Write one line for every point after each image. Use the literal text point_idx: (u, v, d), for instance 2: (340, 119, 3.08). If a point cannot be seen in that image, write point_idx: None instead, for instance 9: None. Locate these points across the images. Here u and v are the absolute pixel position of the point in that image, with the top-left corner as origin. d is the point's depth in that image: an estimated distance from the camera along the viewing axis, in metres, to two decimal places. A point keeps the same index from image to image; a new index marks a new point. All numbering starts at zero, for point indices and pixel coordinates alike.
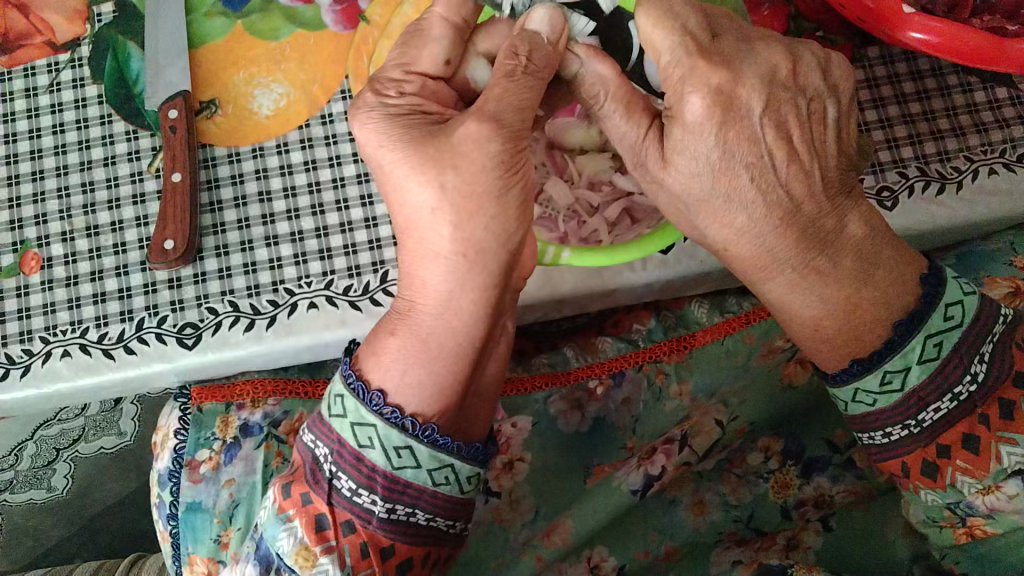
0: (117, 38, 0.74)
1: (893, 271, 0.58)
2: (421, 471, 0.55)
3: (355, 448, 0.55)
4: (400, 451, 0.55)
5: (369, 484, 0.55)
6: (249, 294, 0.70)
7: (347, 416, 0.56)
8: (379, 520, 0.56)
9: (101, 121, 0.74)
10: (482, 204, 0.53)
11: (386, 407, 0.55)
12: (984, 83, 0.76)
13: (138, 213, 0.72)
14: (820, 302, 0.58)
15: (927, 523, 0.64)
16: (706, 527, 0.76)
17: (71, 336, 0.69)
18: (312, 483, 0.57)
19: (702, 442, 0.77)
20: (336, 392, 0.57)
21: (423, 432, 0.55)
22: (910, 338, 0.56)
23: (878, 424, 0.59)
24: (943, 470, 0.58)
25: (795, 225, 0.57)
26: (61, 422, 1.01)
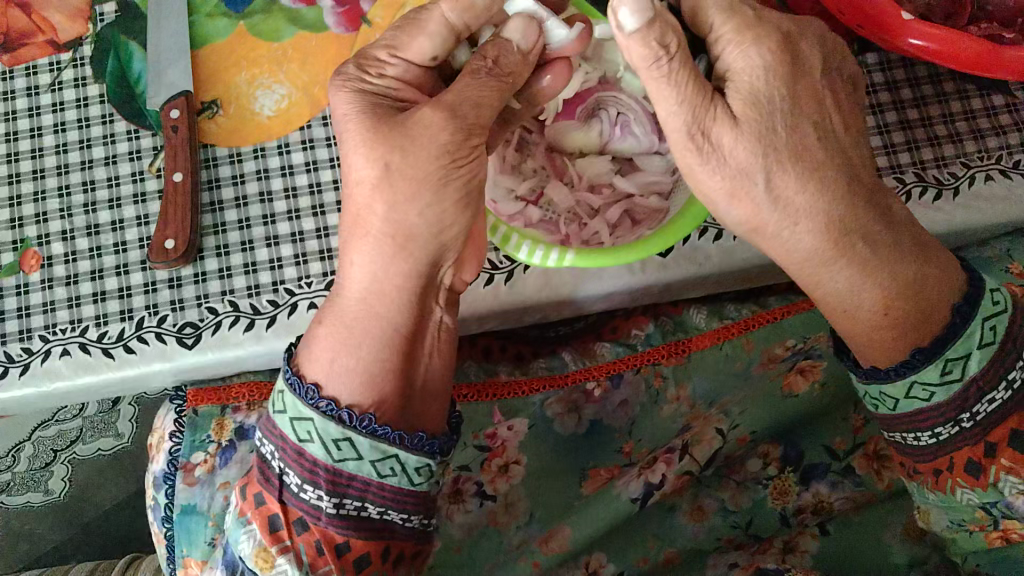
0: (120, 38, 0.75)
1: (938, 251, 0.60)
2: (364, 462, 0.55)
3: (296, 443, 0.56)
4: (340, 444, 0.55)
5: (312, 479, 0.55)
6: (249, 294, 0.70)
7: (286, 411, 0.56)
8: (328, 516, 0.56)
9: (103, 120, 0.74)
10: (419, 187, 0.54)
11: (321, 400, 0.56)
12: (981, 91, 0.76)
13: (139, 213, 0.72)
14: (887, 285, 0.58)
15: (955, 528, 0.66)
16: (704, 533, 0.76)
17: (71, 334, 0.69)
18: (263, 483, 0.58)
19: (703, 451, 0.77)
20: (278, 390, 0.58)
21: (361, 423, 0.55)
22: (971, 321, 0.57)
23: (928, 423, 0.59)
24: (987, 469, 0.60)
25: (863, 202, 0.57)
26: (58, 419, 1.02)
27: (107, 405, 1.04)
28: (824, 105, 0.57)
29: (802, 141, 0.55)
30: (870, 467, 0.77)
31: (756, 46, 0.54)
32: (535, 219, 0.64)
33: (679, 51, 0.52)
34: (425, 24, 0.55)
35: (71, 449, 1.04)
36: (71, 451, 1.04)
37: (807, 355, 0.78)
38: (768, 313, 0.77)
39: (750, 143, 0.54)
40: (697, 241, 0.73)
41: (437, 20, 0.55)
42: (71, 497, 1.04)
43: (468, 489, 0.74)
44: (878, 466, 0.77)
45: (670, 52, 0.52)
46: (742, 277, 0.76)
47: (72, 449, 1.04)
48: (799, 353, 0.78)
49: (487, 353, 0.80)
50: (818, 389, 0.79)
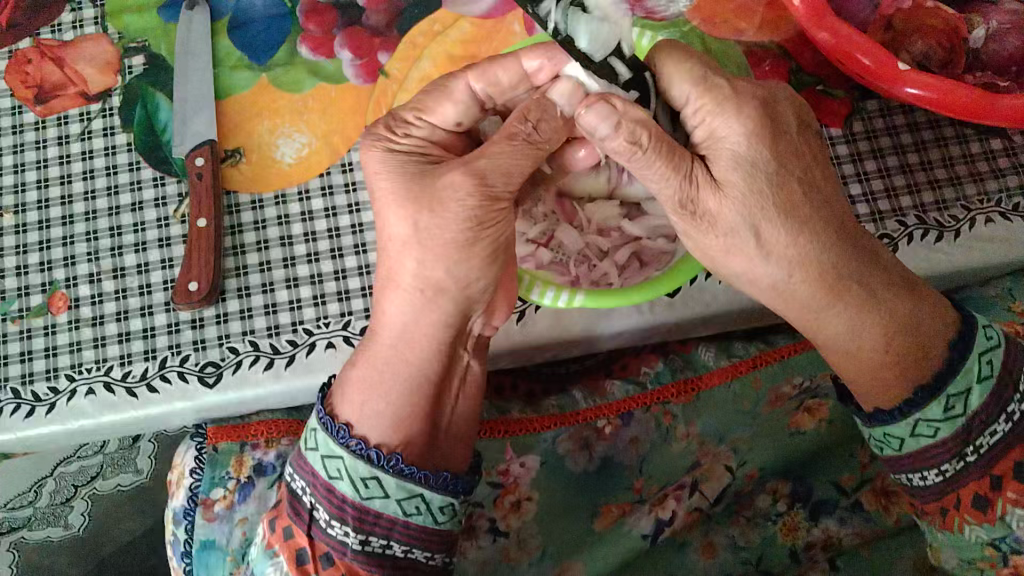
0: (148, 89, 0.78)
1: (930, 291, 0.63)
2: (389, 501, 0.57)
3: (326, 480, 0.58)
4: (367, 482, 0.57)
5: (340, 515, 0.58)
6: (269, 335, 0.72)
7: (318, 449, 0.59)
8: (353, 552, 0.58)
9: (130, 167, 0.77)
10: (446, 248, 0.57)
11: (352, 439, 0.58)
12: (980, 135, 0.78)
13: (164, 256, 0.75)
14: (883, 327, 0.61)
15: (965, 566, 0.67)
16: (716, 569, 0.79)
17: (96, 374, 0.71)
18: (292, 516, 0.60)
19: (712, 488, 0.79)
20: (310, 428, 0.61)
21: (387, 462, 0.58)
22: (967, 357, 0.60)
23: (934, 460, 0.61)
24: (995, 503, 0.61)
25: (853, 249, 0.60)
26: (81, 462, 1.00)
27: (126, 441, 1.00)
28: (806, 159, 0.59)
29: (793, 195, 0.58)
30: (878, 503, 0.80)
31: (731, 114, 0.56)
32: (546, 261, 0.67)
33: (651, 141, 0.54)
34: (452, 91, 0.60)
35: (90, 484, 1.03)
36: (90, 487, 1.03)
37: (814, 394, 0.79)
38: (773, 352, 0.78)
39: (751, 188, 0.57)
40: (704, 282, 0.75)
41: (462, 88, 0.59)
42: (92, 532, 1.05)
43: (481, 526, 0.75)
44: (885, 502, 0.80)
45: (643, 146, 0.54)
46: (749, 318, 0.78)
47: (91, 484, 1.03)
48: (806, 392, 0.79)
49: (500, 391, 0.82)
50: (825, 426, 0.80)
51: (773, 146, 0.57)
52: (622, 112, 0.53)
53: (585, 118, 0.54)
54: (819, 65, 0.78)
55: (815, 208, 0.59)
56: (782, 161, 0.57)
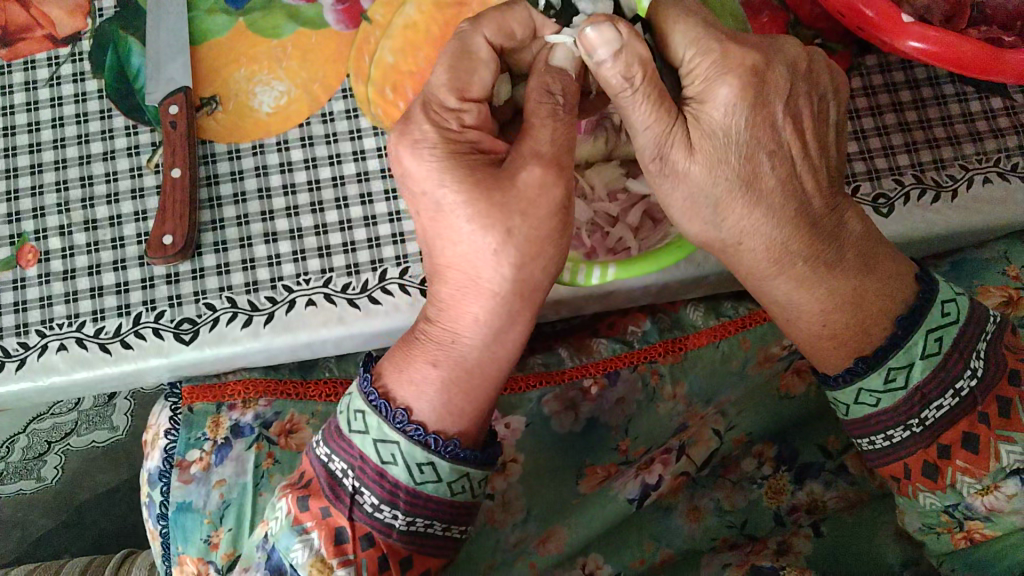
0: (119, 33, 0.74)
1: (890, 265, 0.59)
2: (441, 484, 0.56)
3: (378, 464, 0.56)
4: (423, 468, 0.56)
5: (391, 500, 0.56)
6: (247, 291, 0.70)
7: (369, 432, 0.56)
8: (399, 533, 0.57)
9: (101, 115, 0.74)
10: (519, 243, 0.54)
11: (409, 425, 0.56)
12: (979, 93, 0.76)
13: (137, 208, 0.72)
14: (826, 298, 0.59)
15: (925, 530, 0.64)
16: (700, 533, 0.75)
17: (67, 330, 0.69)
18: (331, 498, 0.57)
19: (700, 451, 0.78)
20: (354, 408, 0.58)
21: (445, 447, 0.56)
22: (913, 333, 0.58)
23: (879, 427, 0.60)
24: (944, 470, 0.60)
25: (806, 221, 0.58)
26: (53, 412, 0.99)
27: (104, 398, 1.01)
28: (785, 133, 0.56)
29: (757, 166, 0.56)
30: (863, 466, 0.75)
31: (722, 83, 0.54)
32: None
33: (644, 82, 0.52)
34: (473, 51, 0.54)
35: (64, 441, 1.02)
36: (65, 443, 1.02)
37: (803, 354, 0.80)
38: (762, 312, 0.79)
39: (716, 155, 0.55)
40: None
41: (481, 44, 0.55)
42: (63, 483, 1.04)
43: None
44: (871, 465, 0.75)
45: (635, 81, 0.52)
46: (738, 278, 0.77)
47: (66, 441, 1.02)
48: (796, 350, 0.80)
49: None
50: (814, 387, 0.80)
51: (752, 121, 0.55)
52: (625, 40, 0.50)
53: (586, 35, 0.51)
54: (818, 17, 0.76)
55: (766, 181, 0.56)
56: (750, 134, 0.55)
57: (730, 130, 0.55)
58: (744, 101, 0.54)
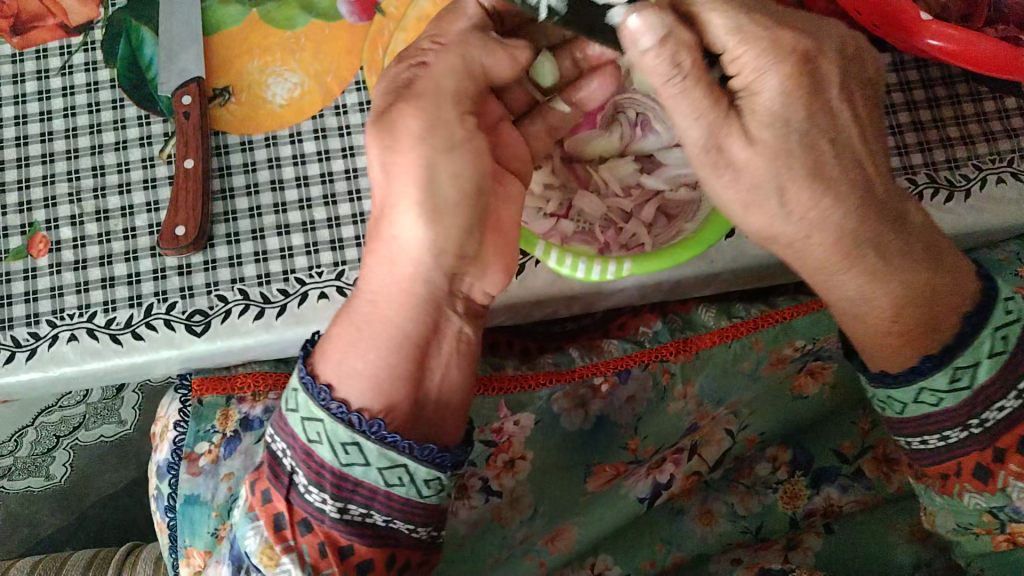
0: (131, 22, 0.74)
1: (952, 258, 0.60)
2: (370, 469, 0.55)
3: (305, 443, 0.56)
4: (347, 448, 0.55)
5: (318, 482, 0.56)
6: (260, 283, 0.70)
7: (298, 410, 0.56)
8: (332, 521, 0.56)
9: (113, 105, 0.74)
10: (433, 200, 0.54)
11: (333, 402, 0.56)
12: (993, 93, 0.76)
13: (149, 198, 0.72)
14: (895, 291, 0.59)
15: (961, 530, 0.67)
16: (712, 538, 0.80)
17: (78, 320, 0.69)
18: (271, 479, 0.58)
19: (711, 451, 0.81)
20: (293, 387, 0.58)
21: (369, 428, 0.55)
22: (979, 329, 0.57)
23: (936, 427, 0.60)
24: (996, 474, 0.60)
25: (878, 211, 0.57)
26: (61, 406, 0.94)
27: (110, 392, 0.98)
28: (837, 119, 0.55)
29: (821, 159, 0.55)
30: (879, 471, 0.80)
31: (773, 74, 0.52)
32: (569, 233, 0.66)
33: (691, 68, 0.51)
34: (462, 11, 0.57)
35: (72, 436, 0.99)
36: (73, 439, 1.00)
37: (816, 356, 0.80)
38: (775, 314, 0.77)
39: (779, 146, 0.53)
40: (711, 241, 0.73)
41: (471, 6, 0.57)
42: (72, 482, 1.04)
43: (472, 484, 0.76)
44: (886, 470, 0.80)
45: (683, 69, 0.51)
46: (752, 277, 0.77)
47: (73, 436, 0.99)
48: (808, 353, 0.79)
49: (494, 348, 0.81)
50: (825, 387, 0.81)
51: (808, 108, 0.53)
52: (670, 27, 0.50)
53: (630, 24, 0.50)
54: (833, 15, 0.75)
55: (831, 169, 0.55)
56: (810, 123, 0.54)
57: (786, 120, 0.53)
58: (795, 90, 0.53)
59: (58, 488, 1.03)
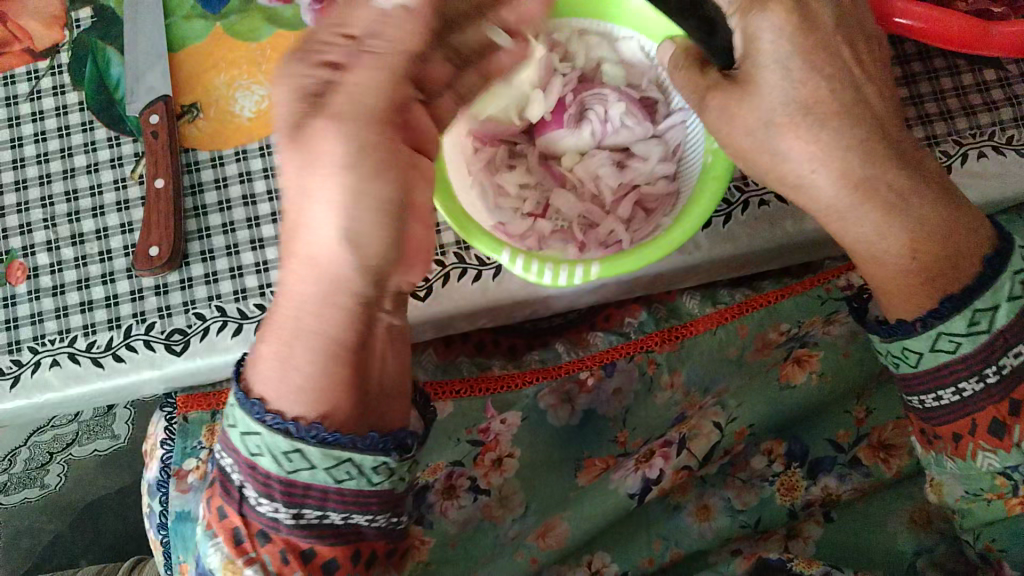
0: (96, 43, 0.74)
1: (970, 206, 0.56)
2: (317, 471, 0.53)
3: (247, 457, 0.53)
4: (290, 456, 0.52)
5: (268, 492, 0.53)
6: (237, 299, 0.70)
7: (237, 427, 0.54)
8: (288, 526, 0.54)
9: (83, 128, 0.74)
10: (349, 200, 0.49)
11: (268, 414, 0.53)
12: (972, 65, 0.74)
13: (123, 220, 0.72)
14: (912, 228, 0.55)
15: (971, 497, 0.64)
16: (711, 534, 0.77)
17: (60, 345, 0.69)
18: (223, 496, 0.56)
19: (701, 445, 0.77)
20: (230, 403, 0.56)
21: (309, 433, 0.52)
22: (1001, 271, 0.55)
23: (950, 378, 0.57)
24: (1011, 428, 0.57)
25: (884, 147, 0.54)
26: (54, 426, 0.98)
27: (102, 408, 1.01)
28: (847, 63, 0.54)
29: (818, 91, 0.52)
30: (875, 457, 0.78)
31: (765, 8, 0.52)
32: (547, 232, 0.65)
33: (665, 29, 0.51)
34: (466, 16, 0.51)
35: (66, 450, 1.02)
36: (67, 452, 1.03)
37: (801, 343, 0.80)
38: (762, 296, 0.79)
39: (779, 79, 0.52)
40: None
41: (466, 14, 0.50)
42: (66, 491, 1.05)
43: (460, 484, 0.76)
44: (883, 455, 0.78)
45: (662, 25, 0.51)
46: (733, 268, 0.77)
47: (68, 450, 1.02)
48: (794, 339, 0.80)
49: (480, 347, 0.82)
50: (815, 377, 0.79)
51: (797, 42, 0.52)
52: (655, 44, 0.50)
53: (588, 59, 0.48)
54: None
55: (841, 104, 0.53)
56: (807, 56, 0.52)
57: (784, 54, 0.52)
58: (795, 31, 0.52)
59: (52, 495, 1.05)
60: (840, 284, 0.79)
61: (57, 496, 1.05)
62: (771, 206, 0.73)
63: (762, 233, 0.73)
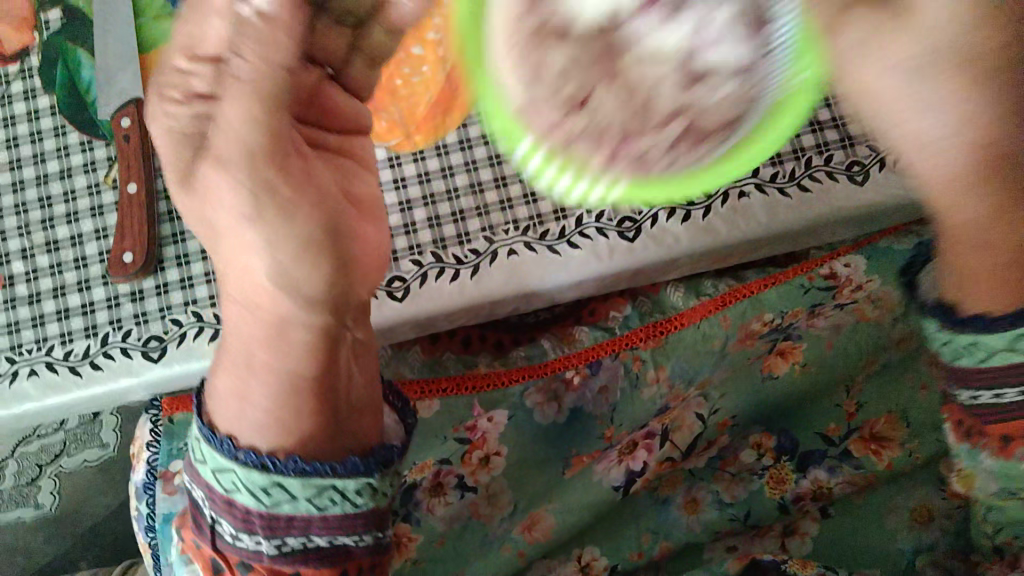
0: (66, 46, 0.73)
1: None
2: (299, 503, 0.48)
3: (223, 493, 0.49)
4: (268, 491, 0.48)
5: (247, 527, 0.49)
6: (213, 304, 0.70)
7: (207, 463, 0.50)
8: (271, 557, 0.49)
9: (55, 132, 0.73)
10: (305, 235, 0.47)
11: (239, 450, 0.48)
12: None
13: (97, 226, 0.71)
14: (972, 219, 0.52)
15: (1004, 495, 0.60)
16: (699, 526, 0.78)
17: (37, 354, 0.69)
18: (196, 528, 0.53)
19: (683, 436, 0.79)
20: (196, 436, 0.52)
21: (286, 464, 0.47)
22: None
23: (1000, 379, 0.52)
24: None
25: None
26: (39, 434, 1.00)
27: (89, 414, 1.01)
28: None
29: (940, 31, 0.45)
30: (867, 450, 0.79)
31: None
32: None
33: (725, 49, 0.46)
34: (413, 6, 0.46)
35: (55, 463, 1.00)
36: (56, 465, 1.00)
37: (787, 336, 0.79)
38: (743, 288, 0.78)
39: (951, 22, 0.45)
40: (666, 224, 0.72)
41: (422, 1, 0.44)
42: (63, 510, 1.00)
43: (447, 481, 0.76)
44: (874, 447, 0.79)
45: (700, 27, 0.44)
46: (714, 259, 0.76)
47: (56, 463, 1.00)
48: (778, 330, 0.78)
49: (467, 344, 0.80)
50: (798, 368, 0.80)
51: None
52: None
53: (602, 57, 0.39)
54: None
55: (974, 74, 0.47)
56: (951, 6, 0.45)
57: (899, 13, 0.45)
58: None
59: (49, 518, 1.00)
60: (823, 274, 0.78)
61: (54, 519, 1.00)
62: (751, 198, 0.72)
63: (742, 225, 0.72)
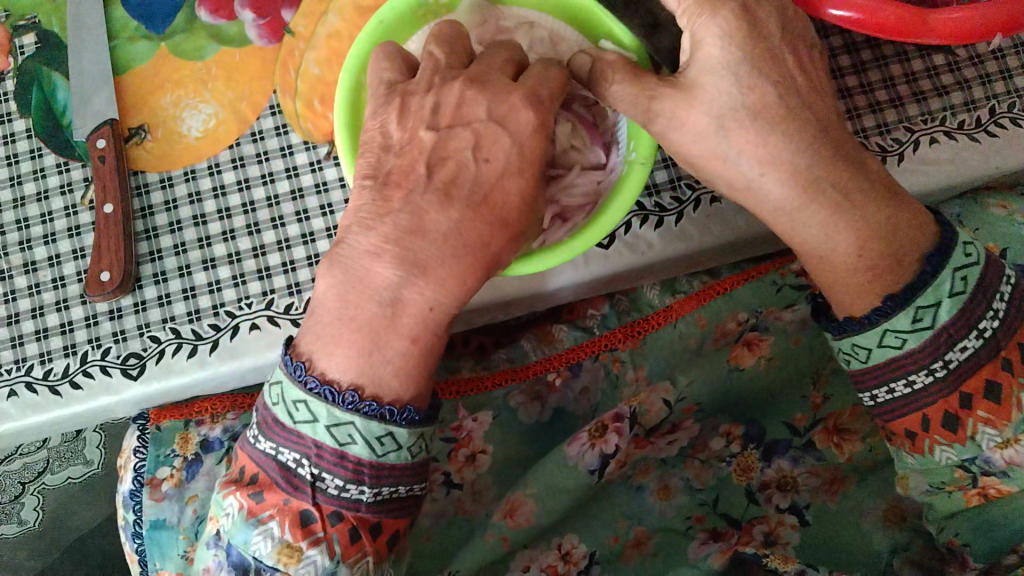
0: (41, 69, 0.74)
1: (908, 213, 0.57)
2: (402, 451, 0.55)
3: (336, 448, 0.54)
4: (382, 440, 0.54)
5: (357, 478, 0.55)
6: (191, 320, 0.70)
7: (319, 421, 0.54)
8: (368, 505, 0.56)
9: (31, 154, 0.73)
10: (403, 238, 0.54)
11: (361, 402, 0.54)
12: (919, 52, 0.74)
13: (75, 246, 0.72)
14: (855, 229, 0.56)
15: (934, 490, 0.64)
16: (673, 512, 0.77)
17: (16, 375, 0.69)
18: (290, 489, 0.56)
19: (650, 421, 0.77)
20: (277, 384, 0.56)
21: (400, 415, 0.55)
22: (940, 270, 0.55)
23: (899, 372, 0.57)
24: (964, 422, 0.57)
25: (834, 154, 0.55)
26: (20, 453, 1.02)
27: (71, 432, 1.04)
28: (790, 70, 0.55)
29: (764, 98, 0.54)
30: (830, 441, 0.77)
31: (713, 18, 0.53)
32: None
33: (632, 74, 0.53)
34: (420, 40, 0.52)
35: (38, 480, 1.03)
36: (39, 482, 1.03)
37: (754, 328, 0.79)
38: (716, 287, 0.78)
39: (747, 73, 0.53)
40: (639, 231, 0.72)
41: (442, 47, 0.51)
42: (45, 525, 1.05)
43: (433, 479, 0.76)
44: (838, 439, 0.77)
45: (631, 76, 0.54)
46: (691, 262, 0.76)
47: (40, 480, 1.03)
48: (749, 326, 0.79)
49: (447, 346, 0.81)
50: (764, 362, 0.79)
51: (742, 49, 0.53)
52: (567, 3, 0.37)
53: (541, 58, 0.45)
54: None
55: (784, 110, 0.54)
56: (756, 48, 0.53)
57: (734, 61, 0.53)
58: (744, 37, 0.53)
59: (34, 533, 1.04)
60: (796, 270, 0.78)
61: (38, 533, 1.05)
62: (723, 203, 0.73)
63: (714, 230, 0.73)
